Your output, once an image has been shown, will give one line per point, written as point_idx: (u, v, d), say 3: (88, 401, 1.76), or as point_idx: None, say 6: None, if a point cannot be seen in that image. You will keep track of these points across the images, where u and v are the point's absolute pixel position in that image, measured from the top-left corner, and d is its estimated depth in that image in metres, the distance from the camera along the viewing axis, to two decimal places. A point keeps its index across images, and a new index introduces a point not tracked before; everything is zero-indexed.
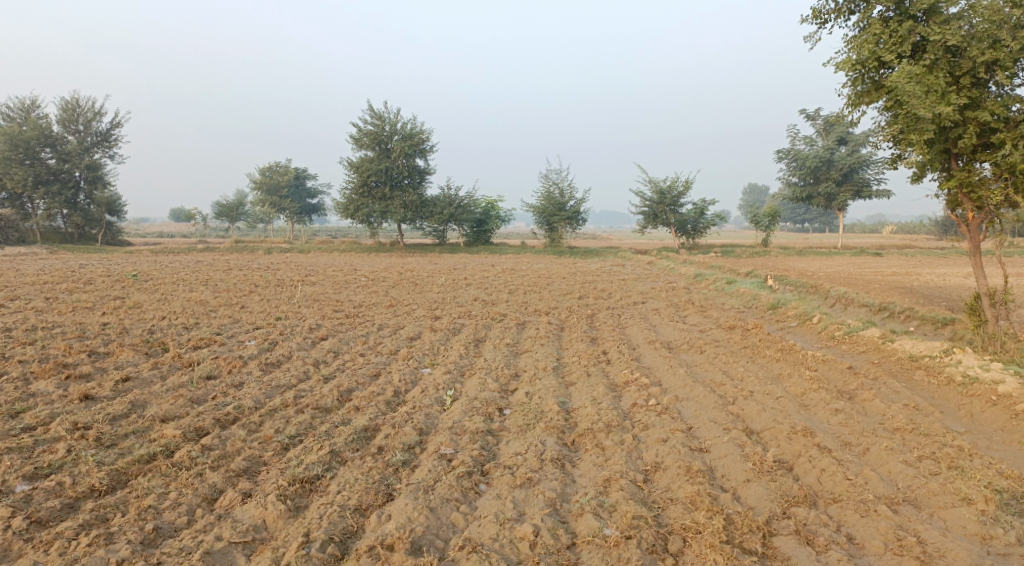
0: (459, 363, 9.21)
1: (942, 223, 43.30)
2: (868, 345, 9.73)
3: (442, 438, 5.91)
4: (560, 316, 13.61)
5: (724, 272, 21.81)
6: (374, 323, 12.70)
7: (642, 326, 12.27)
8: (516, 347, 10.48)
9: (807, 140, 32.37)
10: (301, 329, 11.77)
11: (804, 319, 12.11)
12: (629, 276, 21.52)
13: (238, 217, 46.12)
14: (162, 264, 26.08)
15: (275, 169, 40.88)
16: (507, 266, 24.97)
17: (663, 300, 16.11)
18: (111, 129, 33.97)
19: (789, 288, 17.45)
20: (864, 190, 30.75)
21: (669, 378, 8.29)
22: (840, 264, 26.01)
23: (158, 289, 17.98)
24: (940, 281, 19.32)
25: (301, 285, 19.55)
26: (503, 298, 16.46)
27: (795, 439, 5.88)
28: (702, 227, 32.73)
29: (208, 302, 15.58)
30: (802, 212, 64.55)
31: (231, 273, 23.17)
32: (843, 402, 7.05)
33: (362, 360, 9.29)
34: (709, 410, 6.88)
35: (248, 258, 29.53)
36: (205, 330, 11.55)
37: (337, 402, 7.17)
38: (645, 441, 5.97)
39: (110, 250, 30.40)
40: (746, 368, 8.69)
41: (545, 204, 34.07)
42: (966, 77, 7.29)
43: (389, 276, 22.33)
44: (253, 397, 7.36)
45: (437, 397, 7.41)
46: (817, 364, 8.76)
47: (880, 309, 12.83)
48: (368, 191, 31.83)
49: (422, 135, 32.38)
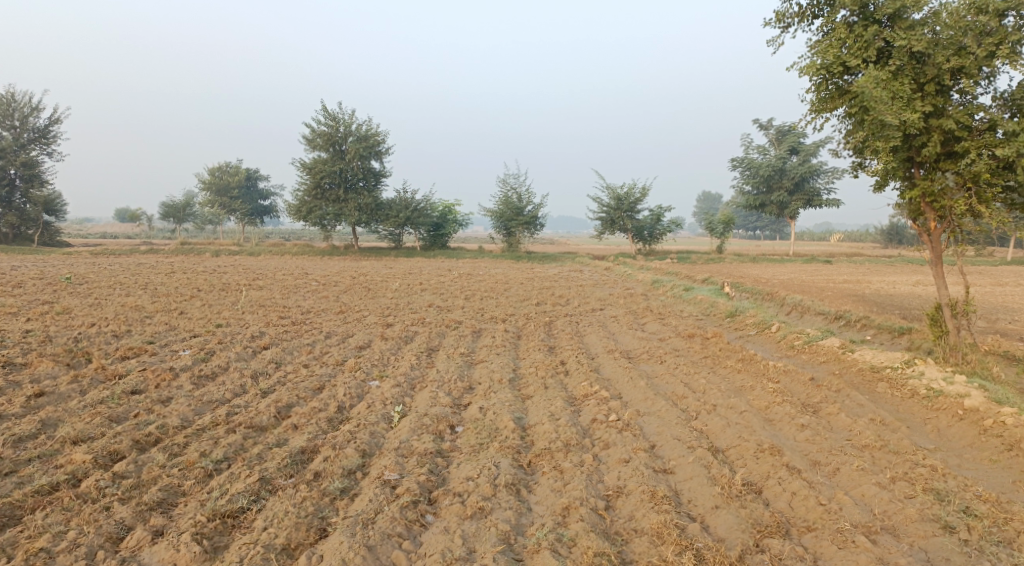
0: (410, 375, 8.69)
1: (887, 231, 44.67)
2: (828, 355, 9.61)
3: (385, 461, 5.42)
4: (516, 323, 13.20)
5: (681, 278, 21.80)
6: (321, 330, 12.04)
7: (601, 334, 11.95)
8: (470, 357, 10.02)
9: (760, 149, 32.88)
10: (242, 337, 11.03)
11: (763, 327, 11.98)
12: (587, 282, 21.27)
13: (186, 218, 44.33)
14: (100, 266, 24.69)
15: (225, 169, 39.45)
16: (464, 271, 24.47)
17: (621, 306, 15.87)
18: (51, 126, 32.15)
19: (746, 296, 17.44)
20: (815, 199, 31.30)
21: (629, 391, 7.94)
22: (793, 272, 26.33)
23: (92, 293, 16.83)
24: (889, 289, 19.64)
25: (247, 290, 18.63)
26: (458, 304, 15.95)
27: (763, 458, 5.59)
28: (659, 233, 32.86)
29: (144, 307, 14.61)
30: (754, 220, 65.95)
31: (174, 276, 22.04)
32: (808, 416, 6.82)
33: (305, 371, 8.67)
34: (672, 427, 6.55)
35: (194, 261, 28.25)
36: (137, 339, 10.71)
37: (274, 419, 6.58)
38: (606, 462, 5.60)
39: (47, 252, 28.69)
40: (708, 379, 8.43)
41: (503, 209, 33.69)
42: (931, 84, 7.20)
43: (341, 280, 21.56)
44: (181, 414, 6.70)
45: (384, 414, 6.88)
46: (780, 375, 8.56)
47: (836, 318, 12.83)
48: (322, 193, 30.88)
49: (378, 136, 31.64)
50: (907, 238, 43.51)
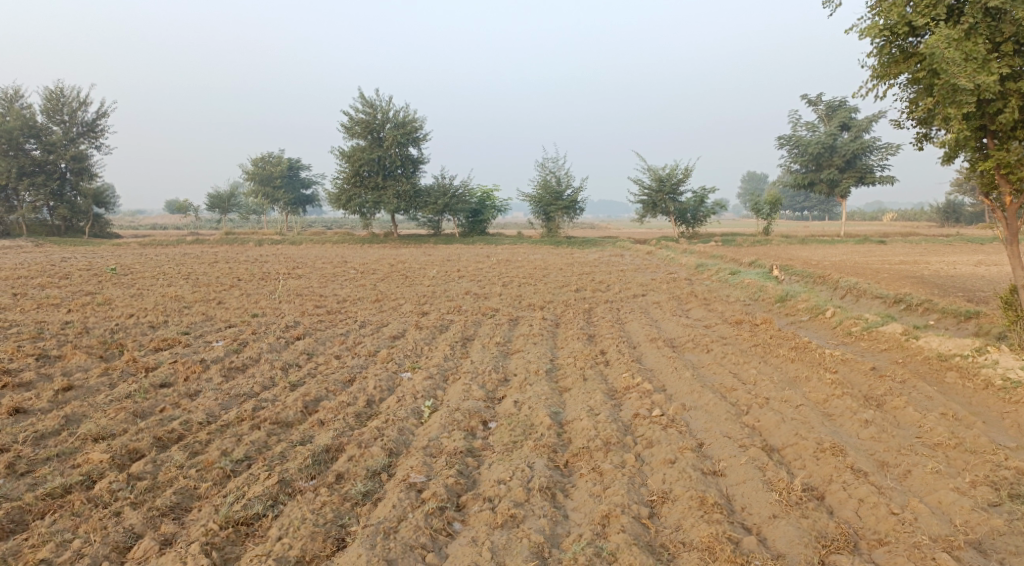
0: (443, 366, 8.36)
1: (944, 210, 42.53)
2: (890, 342, 8.90)
3: (411, 460, 5.10)
4: (554, 311, 12.77)
5: (726, 261, 21.01)
6: (355, 320, 11.83)
7: (642, 321, 11.42)
8: (507, 347, 9.64)
9: (809, 126, 31.51)
10: (276, 327, 10.89)
11: (816, 313, 11.26)
12: (628, 267, 20.65)
13: (231, 208, 45.10)
14: (147, 257, 25.18)
15: (267, 159, 39.87)
16: (502, 257, 24.12)
17: (664, 292, 15.28)
18: (98, 120, 32.94)
19: (796, 279, 16.62)
20: (868, 177, 29.78)
21: (674, 384, 7.45)
22: (845, 253, 25.17)
23: (136, 284, 17.06)
24: (951, 270, 18.50)
25: (285, 278, 18.66)
26: (496, 291, 15.60)
27: (823, 459, 5.08)
28: (702, 215, 31.85)
29: (184, 297, 14.69)
30: (801, 200, 63.86)
31: (217, 266, 22.29)
32: (871, 411, 6.25)
33: (336, 363, 8.42)
34: (722, 423, 6.06)
35: (237, 250, 28.61)
36: (172, 330, 10.67)
37: (301, 415, 6.34)
38: (650, 463, 5.17)
39: (98, 243, 29.42)
40: (759, 370, 7.87)
41: (542, 193, 33.16)
42: (1008, 43, 6.43)
43: (380, 268, 21.46)
44: (206, 409, 6.52)
45: (414, 408, 6.57)
46: (837, 365, 7.93)
47: (895, 302, 11.99)
48: (360, 181, 30.88)
49: (415, 122, 31.40)
50: (966, 217, 41.38)
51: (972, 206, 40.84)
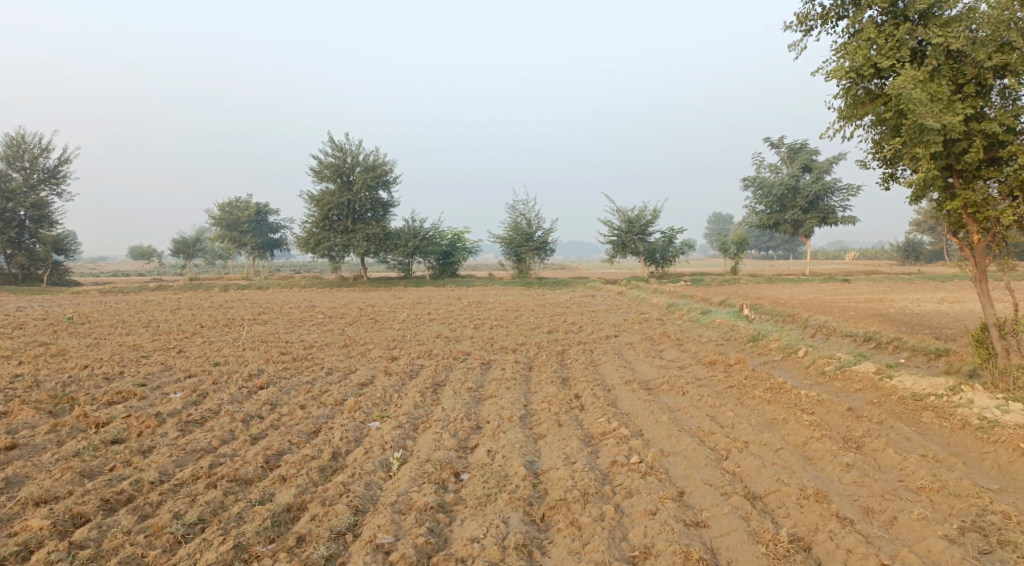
0: (413, 415, 8.06)
1: (904, 248, 43.77)
2: (863, 381, 8.89)
3: (378, 518, 4.81)
4: (527, 354, 12.57)
5: (697, 301, 21.14)
6: (323, 366, 11.46)
7: (616, 363, 11.29)
8: (479, 392, 9.38)
9: (772, 168, 32.39)
10: (238, 376, 10.47)
11: (788, 352, 11.27)
12: (600, 308, 20.63)
13: (196, 253, 44.22)
14: (106, 305, 24.40)
15: (235, 203, 39.34)
16: (473, 299, 23.95)
17: (637, 333, 15.21)
18: (60, 166, 32.27)
19: (766, 318, 16.74)
20: (830, 217, 30.56)
21: (651, 428, 7.28)
22: (812, 291, 25.59)
23: (92, 333, 16.39)
24: (915, 307, 18.87)
25: (251, 325, 18.16)
26: (468, 335, 15.36)
27: (808, 506, 4.99)
28: (671, 255, 32.23)
29: (143, 346, 14.13)
30: (767, 240, 65.30)
31: (179, 312, 21.65)
32: (852, 454, 6.17)
33: (301, 413, 8.07)
34: (702, 469, 5.91)
35: (202, 297, 27.91)
36: (129, 381, 10.18)
37: (262, 470, 5.99)
38: (629, 514, 4.97)
39: (56, 291, 28.47)
40: (736, 412, 7.76)
41: (512, 236, 33.24)
42: (970, 84, 6.65)
43: (349, 312, 21.08)
44: (160, 467, 6.12)
45: (382, 460, 6.27)
46: (813, 406, 7.86)
47: (865, 340, 12.09)
48: (330, 224, 30.62)
49: (385, 166, 31.43)
50: (925, 255, 42.64)
51: (930, 244, 42.14)
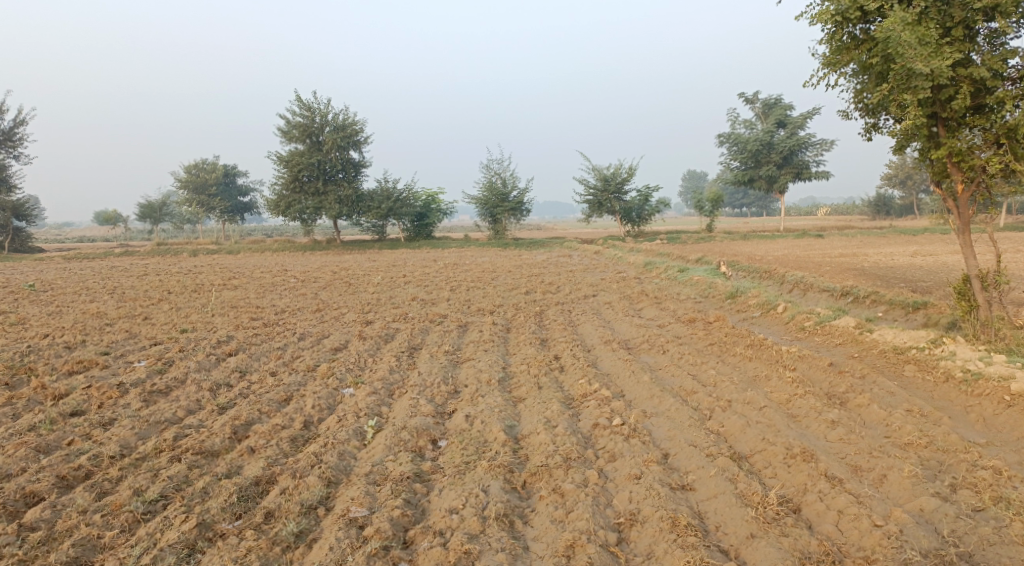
0: (389, 380, 7.79)
1: (874, 203, 44.16)
2: (844, 336, 8.82)
3: (352, 490, 4.58)
4: (505, 315, 12.34)
5: (674, 259, 21.05)
6: (295, 332, 11.10)
7: (595, 323, 11.12)
8: (456, 355, 9.14)
9: (747, 124, 32.15)
10: (207, 343, 10.07)
11: (767, 308, 11.18)
12: (577, 267, 20.44)
13: (163, 218, 42.93)
14: (70, 271, 23.54)
15: (201, 166, 38.07)
16: (450, 260, 23.60)
17: (615, 292, 15.05)
18: (14, 128, 30.77)
19: (743, 275, 16.70)
20: (804, 173, 30.55)
21: (633, 389, 7.12)
22: (787, 248, 25.69)
23: (54, 301, 15.75)
24: (888, 261, 19.00)
25: (221, 290, 17.63)
26: (444, 297, 15.06)
27: (795, 467, 4.97)
28: (647, 214, 32.06)
29: (107, 314, 13.59)
30: (740, 197, 65.57)
31: (146, 279, 20.97)
32: (836, 410, 6.11)
33: (271, 381, 7.75)
34: (686, 430, 5.78)
35: (170, 262, 27.10)
36: (91, 350, 9.72)
37: (229, 442, 5.70)
38: (613, 479, 4.84)
39: (18, 258, 27.43)
40: (717, 370, 7.64)
41: (488, 196, 32.72)
42: (959, 27, 6.40)
43: (322, 276, 20.62)
44: (121, 440, 5.77)
45: (356, 429, 6.01)
46: (795, 361, 7.78)
47: (843, 295, 12.06)
48: (300, 186, 29.78)
49: (356, 125, 30.51)
50: (895, 210, 43.08)
51: (901, 198, 42.61)
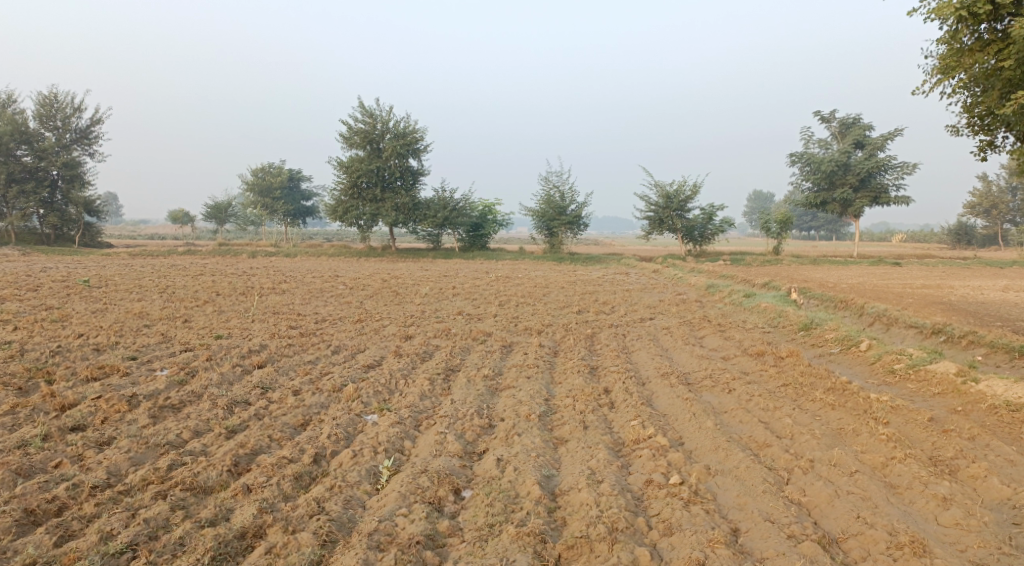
0: (417, 408, 7.02)
1: (957, 231, 41.09)
2: (944, 385, 7.52)
3: (347, 561, 4.08)
4: (553, 336, 11.43)
5: (738, 282, 19.71)
6: (330, 344, 10.51)
7: (651, 351, 10.11)
8: (496, 382, 8.29)
9: (821, 143, 30.37)
10: (237, 352, 9.55)
11: (848, 345, 9.88)
12: (634, 287, 19.34)
13: (228, 218, 43.86)
14: (131, 268, 23.95)
15: (267, 169, 38.83)
16: (501, 273, 22.90)
17: (675, 316, 13.91)
18: (93, 127, 31.91)
19: (816, 303, 15.27)
20: (882, 196, 28.53)
21: (693, 437, 6.12)
22: (862, 275, 23.92)
23: (105, 297, 15.73)
24: (978, 296, 17.15)
25: (268, 294, 17.37)
26: (491, 312, 14.27)
27: (904, 564, 4.03)
28: (710, 233, 30.56)
29: (151, 314, 13.36)
30: (808, 220, 62.74)
31: (200, 278, 21.02)
32: (948, 482, 4.97)
33: (292, 401, 7.10)
34: (759, 497, 4.80)
35: (228, 262, 27.38)
36: (119, 353, 9.34)
37: (226, 476, 5.09)
38: (668, 563, 4.08)
39: (87, 253, 28.17)
40: (795, 419, 6.52)
41: (545, 208, 31.91)
42: None
43: (372, 284, 20.18)
44: (111, 466, 5.24)
45: (370, 469, 5.28)
46: (887, 414, 6.56)
47: (935, 333, 10.61)
48: (358, 192, 29.72)
49: (416, 134, 30.28)
50: (978, 239, 40.02)
51: (985, 228, 39.51)
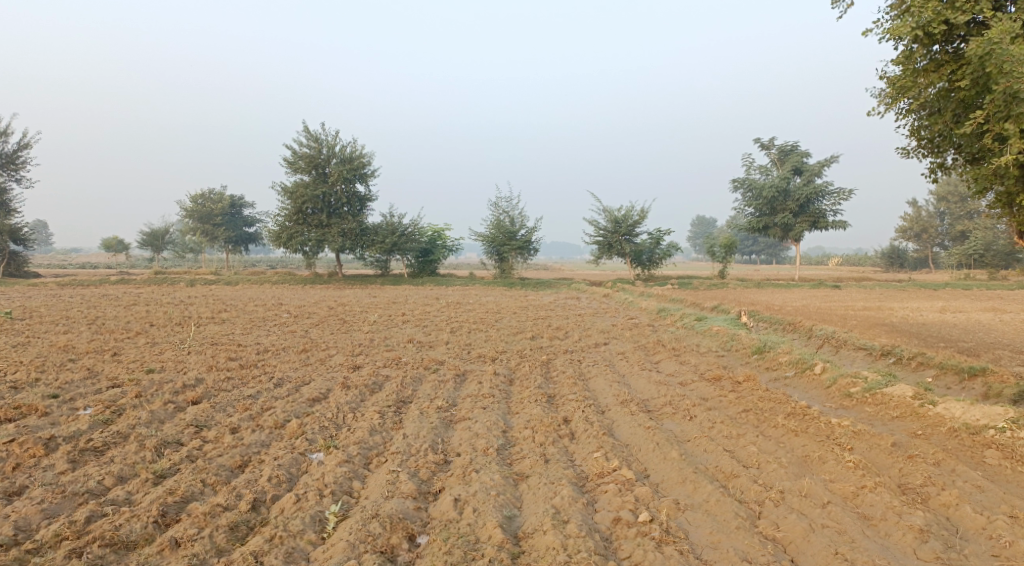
0: (367, 444, 6.56)
1: (889, 254, 42.92)
2: (901, 408, 7.52)
3: None
4: (508, 364, 11.10)
5: (688, 305, 19.88)
6: (273, 376, 9.89)
7: (609, 378, 9.89)
8: (450, 413, 7.87)
9: (761, 171, 31.34)
10: (170, 387, 8.84)
11: (803, 368, 9.90)
12: (586, 311, 19.26)
13: (165, 246, 41.99)
14: (58, 298, 22.51)
15: (208, 195, 37.25)
16: (453, 299, 22.54)
17: (629, 341, 13.79)
18: (19, 151, 30.20)
19: (765, 326, 15.44)
20: (820, 222, 29.52)
21: (659, 468, 5.87)
22: (805, 297, 24.59)
23: (26, 330, 14.56)
24: (917, 317, 17.70)
25: (206, 324, 16.48)
26: (443, 340, 13.85)
27: None
28: (658, 258, 30.97)
29: (76, 347, 12.39)
30: (750, 244, 64.70)
31: (133, 308, 19.87)
32: (921, 511, 4.89)
33: (229, 440, 6.53)
34: (733, 535, 4.64)
35: (165, 291, 26.11)
36: (38, 391, 8.51)
37: (153, 528, 4.56)
38: None
39: (11, 283, 26.39)
40: (759, 447, 6.36)
41: (495, 234, 31.75)
42: None
43: (317, 312, 19.47)
44: (19, 520, 4.62)
45: (315, 515, 4.83)
46: (850, 440, 6.47)
47: (884, 355, 10.77)
48: (304, 218, 28.92)
49: (363, 159, 29.79)
50: (909, 262, 41.88)
51: (915, 251, 41.39)
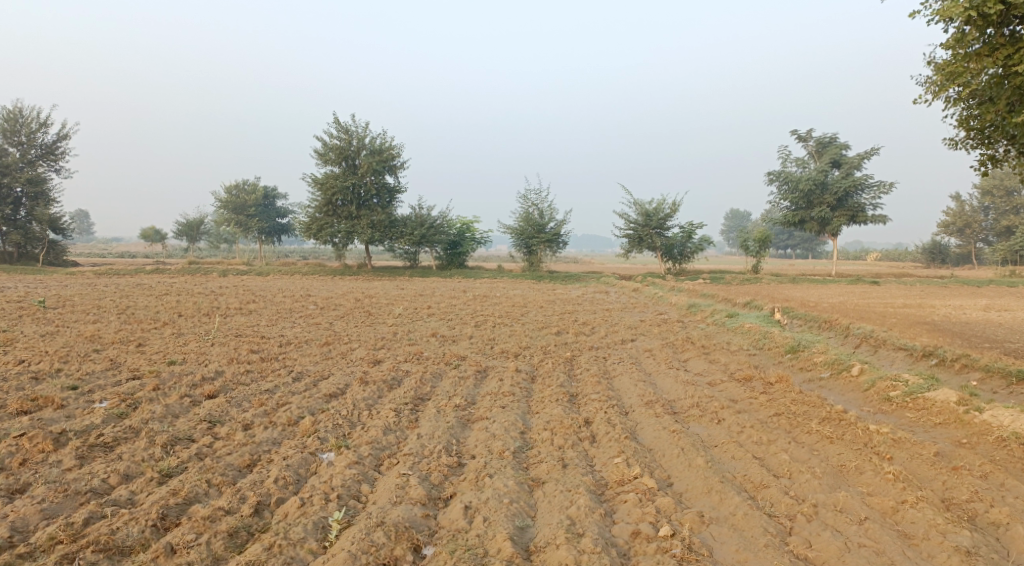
0: (379, 444, 6.36)
1: (932, 249, 41.39)
2: (945, 415, 7.04)
3: None
4: (531, 360, 10.83)
5: (720, 301, 19.34)
6: (292, 370, 9.78)
7: (634, 377, 9.55)
8: (468, 413, 7.63)
9: (798, 162, 30.40)
10: (189, 380, 8.78)
11: (838, 369, 9.42)
12: (614, 306, 18.86)
13: (200, 236, 42.55)
14: (93, 288, 22.92)
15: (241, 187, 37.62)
16: (479, 292, 22.34)
17: (657, 337, 13.39)
18: (59, 143, 30.88)
19: (800, 324, 14.87)
20: (859, 216, 28.53)
21: (683, 476, 5.55)
22: (842, 294, 23.81)
23: (58, 320, 14.74)
24: (961, 315, 16.90)
25: (233, 315, 16.52)
26: (467, 334, 13.63)
27: None
28: (690, 251, 30.30)
29: (103, 337, 12.47)
30: (785, 238, 63.23)
31: (165, 298, 20.08)
32: (968, 531, 4.50)
33: (240, 438, 6.39)
34: (761, 554, 4.31)
35: (197, 282, 26.43)
36: (58, 382, 8.53)
37: (150, 532, 4.43)
38: None
39: (51, 272, 27.00)
40: (791, 455, 5.98)
41: (523, 226, 31.42)
42: None
43: (344, 303, 19.44)
44: (18, 520, 4.53)
45: (319, 521, 4.64)
46: (890, 448, 6.05)
47: (926, 356, 10.20)
48: (333, 209, 28.99)
49: (392, 150, 29.71)
50: (952, 257, 40.37)
51: (958, 246, 39.86)
